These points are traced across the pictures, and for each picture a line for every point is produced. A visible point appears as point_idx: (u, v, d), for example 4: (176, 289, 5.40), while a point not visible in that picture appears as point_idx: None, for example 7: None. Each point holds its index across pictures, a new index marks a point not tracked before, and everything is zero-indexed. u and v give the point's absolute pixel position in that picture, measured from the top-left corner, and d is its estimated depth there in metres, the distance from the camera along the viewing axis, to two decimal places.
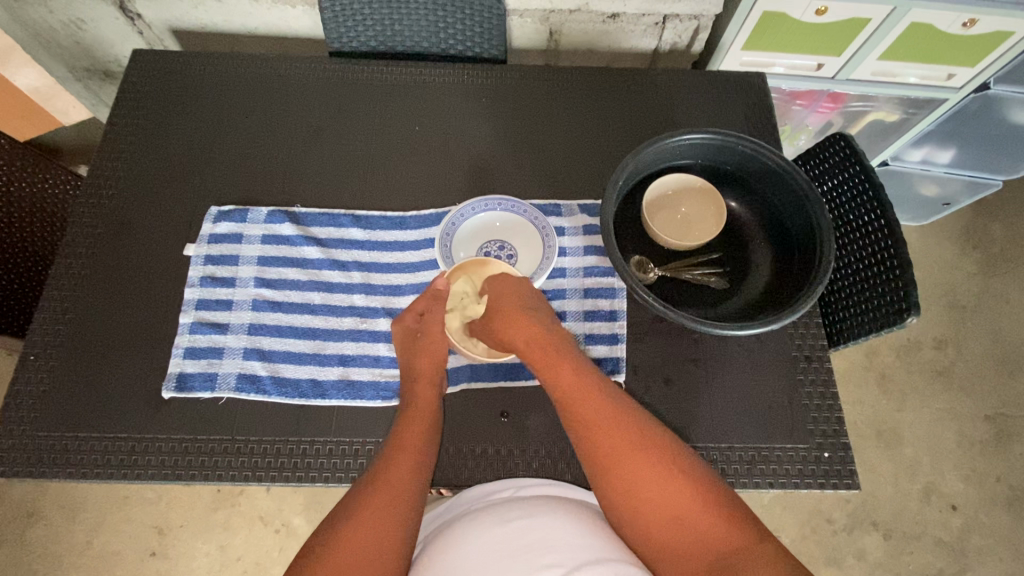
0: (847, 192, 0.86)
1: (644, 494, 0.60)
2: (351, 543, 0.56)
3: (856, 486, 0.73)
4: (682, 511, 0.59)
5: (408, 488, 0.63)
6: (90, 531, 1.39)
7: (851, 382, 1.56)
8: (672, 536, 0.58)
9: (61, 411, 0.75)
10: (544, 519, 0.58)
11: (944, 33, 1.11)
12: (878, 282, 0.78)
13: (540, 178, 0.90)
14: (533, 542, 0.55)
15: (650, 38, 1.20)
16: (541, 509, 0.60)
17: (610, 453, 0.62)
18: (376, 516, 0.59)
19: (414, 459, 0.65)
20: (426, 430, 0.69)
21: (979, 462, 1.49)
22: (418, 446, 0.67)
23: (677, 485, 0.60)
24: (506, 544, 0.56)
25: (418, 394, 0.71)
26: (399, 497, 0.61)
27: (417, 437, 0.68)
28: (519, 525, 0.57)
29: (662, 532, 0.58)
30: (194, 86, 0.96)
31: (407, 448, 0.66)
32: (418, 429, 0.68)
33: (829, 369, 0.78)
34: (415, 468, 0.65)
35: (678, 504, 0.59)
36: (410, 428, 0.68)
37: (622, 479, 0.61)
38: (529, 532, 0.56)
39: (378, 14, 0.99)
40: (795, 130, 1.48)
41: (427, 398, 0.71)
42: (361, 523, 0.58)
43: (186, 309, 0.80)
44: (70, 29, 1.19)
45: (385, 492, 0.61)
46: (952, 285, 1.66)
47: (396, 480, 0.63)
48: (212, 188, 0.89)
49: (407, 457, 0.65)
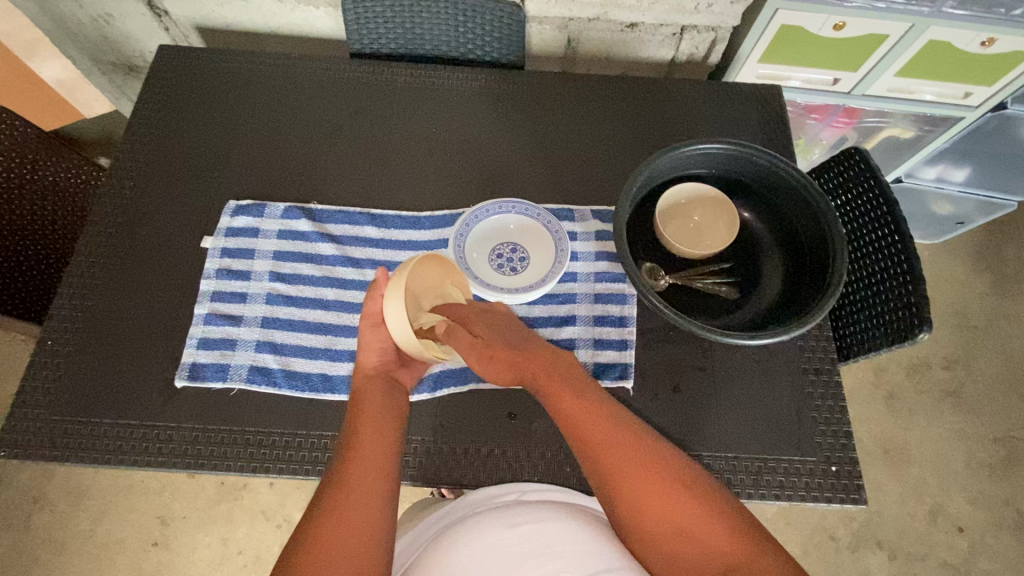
0: (861, 207, 0.86)
1: (652, 509, 0.58)
2: (325, 546, 0.55)
3: (863, 501, 0.72)
4: (684, 525, 0.58)
5: (375, 484, 0.60)
6: (94, 519, 1.40)
7: (859, 399, 1.55)
8: (675, 548, 0.57)
9: (75, 396, 0.76)
10: (549, 525, 0.60)
11: (961, 51, 1.12)
12: (891, 297, 0.78)
13: (554, 182, 0.91)
14: (538, 548, 0.57)
15: (667, 48, 1.21)
16: (547, 513, 0.62)
17: (614, 466, 0.61)
18: (345, 515, 0.57)
19: (370, 463, 0.62)
20: (383, 421, 0.66)
21: (986, 485, 1.47)
22: (377, 432, 0.65)
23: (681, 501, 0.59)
24: (512, 549, 0.58)
25: (369, 399, 0.68)
26: (369, 496, 0.59)
27: (373, 437, 0.64)
28: (525, 530, 0.60)
29: (669, 544, 0.57)
30: (218, 83, 0.98)
31: (368, 440, 0.64)
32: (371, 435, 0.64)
33: (838, 382, 0.78)
34: (373, 471, 0.61)
35: (682, 518, 0.58)
36: (367, 419, 0.66)
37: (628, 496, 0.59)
38: (536, 538, 0.59)
39: (399, 17, 1.00)
40: (809, 144, 1.49)
41: (376, 402, 0.67)
42: (330, 524, 0.56)
43: (201, 300, 0.81)
44: (97, 24, 1.22)
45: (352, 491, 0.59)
46: (963, 304, 1.65)
47: (361, 474, 0.61)
48: (231, 183, 0.90)
49: (369, 450, 0.63)
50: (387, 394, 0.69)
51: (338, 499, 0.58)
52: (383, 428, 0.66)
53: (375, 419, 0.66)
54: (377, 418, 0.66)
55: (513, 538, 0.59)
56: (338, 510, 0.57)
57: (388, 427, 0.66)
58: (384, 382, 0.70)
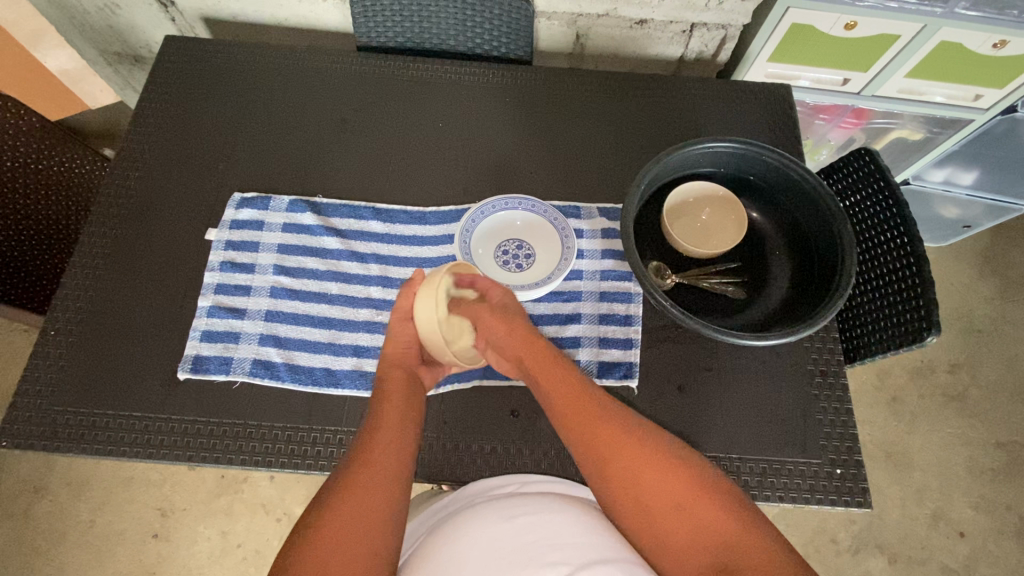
0: (870, 208, 0.85)
1: (648, 487, 0.59)
2: (332, 534, 0.54)
3: (868, 505, 0.71)
4: (683, 503, 0.58)
5: (391, 471, 0.60)
6: (94, 510, 1.40)
7: (862, 402, 1.54)
8: (669, 525, 0.57)
9: (77, 386, 0.76)
10: (547, 517, 0.59)
11: (973, 53, 1.11)
12: (900, 300, 0.78)
13: (561, 179, 0.90)
14: (536, 539, 0.57)
15: (676, 46, 1.20)
16: (547, 505, 0.61)
17: (611, 444, 0.62)
18: (358, 504, 0.56)
19: (391, 450, 0.62)
20: (406, 413, 0.67)
21: (988, 490, 1.46)
22: (399, 424, 0.65)
23: (678, 479, 0.59)
24: (510, 540, 0.57)
25: (392, 384, 0.69)
26: (382, 492, 0.58)
27: (394, 425, 0.65)
28: (524, 521, 0.59)
29: (663, 520, 0.58)
30: (225, 75, 0.97)
31: (388, 435, 0.64)
32: (393, 422, 0.65)
33: (844, 385, 0.78)
34: (394, 459, 0.61)
35: (678, 494, 0.59)
36: (389, 409, 0.66)
37: (625, 472, 0.60)
38: (535, 529, 0.58)
39: (407, 10, 1.00)
40: (817, 145, 1.48)
41: (399, 389, 0.69)
42: (341, 511, 0.56)
43: (205, 292, 0.81)
44: (104, 14, 1.21)
45: (367, 483, 0.58)
46: (968, 308, 1.64)
47: (379, 465, 0.60)
48: (236, 175, 0.90)
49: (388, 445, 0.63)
50: (409, 388, 0.69)
51: (353, 486, 0.58)
52: (405, 423, 0.66)
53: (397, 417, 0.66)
54: (399, 410, 0.67)
55: (511, 529, 0.58)
56: (349, 499, 0.57)
57: (411, 422, 0.66)
58: (406, 375, 0.71)
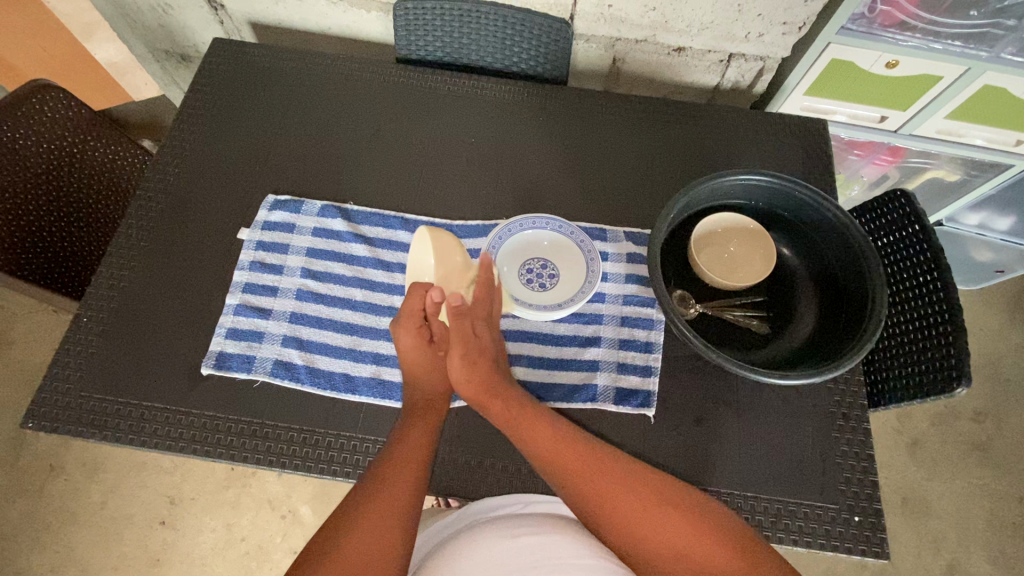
0: (903, 250, 0.84)
1: (653, 530, 0.58)
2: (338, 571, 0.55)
3: (885, 556, 0.69)
4: (689, 546, 0.57)
5: (403, 503, 0.62)
6: (105, 492, 1.42)
7: (881, 444, 1.50)
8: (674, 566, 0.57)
9: (105, 373, 0.77)
10: (551, 538, 0.63)
11: (1017, 98, 1.09)
12: (929, 346, 0.76)
13: (589, 201, 0.91)
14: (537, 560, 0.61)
15: (713, 75, 1.20)
16: (547, 526, 0.65)
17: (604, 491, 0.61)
18: (359, 551, 0.57)
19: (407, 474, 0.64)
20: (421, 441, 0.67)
21: (1009, 545, 1.41)
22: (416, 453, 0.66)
23: (684, 520, 0.59)
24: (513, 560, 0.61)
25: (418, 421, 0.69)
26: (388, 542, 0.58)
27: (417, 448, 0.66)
28: (526, 542, 0.63)
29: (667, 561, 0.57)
30: (268, 79, 1.00)
31: (397, 486, 0.63)
32: (413, 450, 0.66)
33: (866, 430, 0.76)
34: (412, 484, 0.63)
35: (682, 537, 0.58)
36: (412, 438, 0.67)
37: (625, 516, 0.60)
38: (535, 551, 0.62)
39: (448, 27, 1.02)
40: (849, 180, 1.46)
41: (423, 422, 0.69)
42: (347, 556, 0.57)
43: (233, 290, 0.82)
44: (157, 13, 1.25)
45: (372, 533, 0.59)
46: (997, 355, 1.59)
47: (381, 517, 0.60)
48: (272, 177, 0.92)
49: (396, 493, 0.62)
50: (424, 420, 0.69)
51: (357, 529, 0.58)
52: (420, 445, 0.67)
53: (414, 463, 0.65)
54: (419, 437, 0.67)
55: (514, 549, 0.63)
56: (357, 538, 0.58)
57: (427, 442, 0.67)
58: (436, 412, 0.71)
